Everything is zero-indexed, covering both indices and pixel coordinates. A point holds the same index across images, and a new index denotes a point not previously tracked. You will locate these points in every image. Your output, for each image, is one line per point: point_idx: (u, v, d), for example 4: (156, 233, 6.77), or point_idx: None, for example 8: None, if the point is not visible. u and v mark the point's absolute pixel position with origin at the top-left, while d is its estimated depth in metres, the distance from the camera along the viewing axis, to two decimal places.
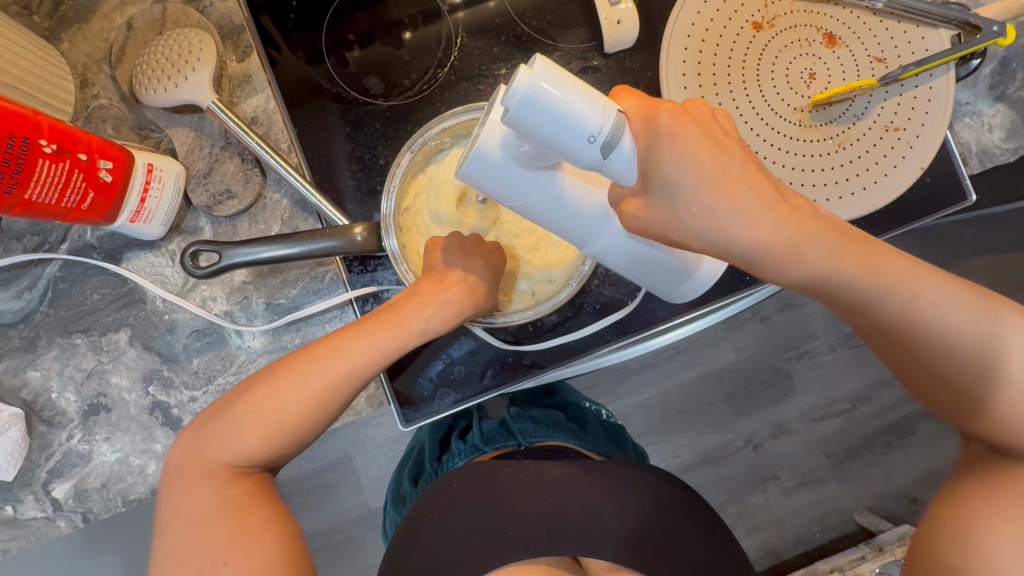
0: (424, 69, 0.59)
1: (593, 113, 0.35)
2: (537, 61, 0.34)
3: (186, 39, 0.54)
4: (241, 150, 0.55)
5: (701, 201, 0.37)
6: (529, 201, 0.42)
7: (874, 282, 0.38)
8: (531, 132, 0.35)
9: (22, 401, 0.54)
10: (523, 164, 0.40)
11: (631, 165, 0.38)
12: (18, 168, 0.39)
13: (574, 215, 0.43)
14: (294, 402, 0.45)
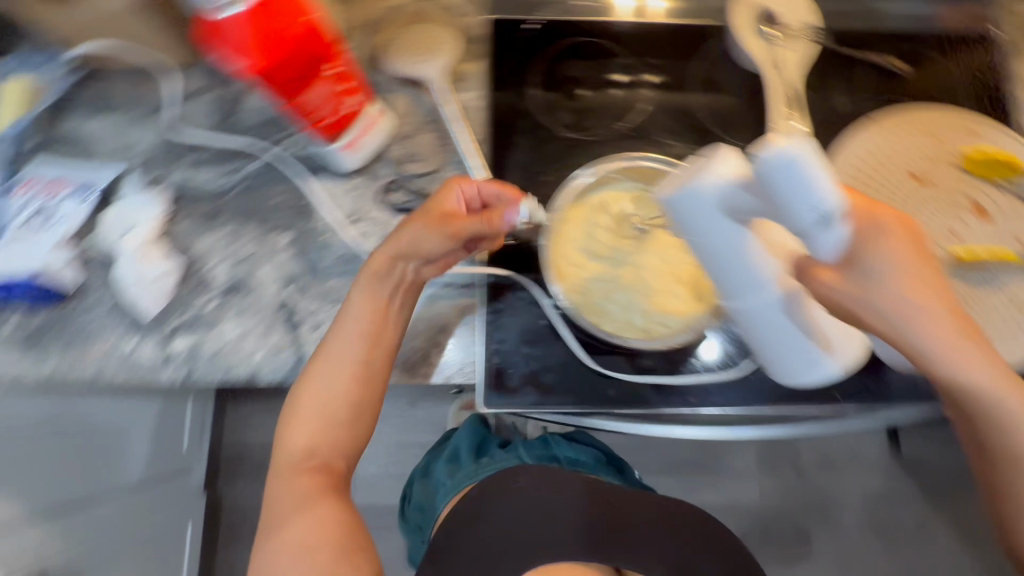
0: (608, 119, 0.68)
1: (827, 193, 0.35)
2: (800, 138, 0.34)
3: (437, 35, 0.66)
4: (441, 128, 0.65)
5: (895, 292, 0.43)
6: (710, 244, 0.44)
7: (1011, 396, 0.45)
8: (773, 190, 0.35)
9: (184, 258, 0.61)
10: (729, 213, 0.41)
11: (833, 247, 0.38)
12: (310, 77, 0.49)
13: (747, 272, 0.45)
14: (332, 389, 0.54)
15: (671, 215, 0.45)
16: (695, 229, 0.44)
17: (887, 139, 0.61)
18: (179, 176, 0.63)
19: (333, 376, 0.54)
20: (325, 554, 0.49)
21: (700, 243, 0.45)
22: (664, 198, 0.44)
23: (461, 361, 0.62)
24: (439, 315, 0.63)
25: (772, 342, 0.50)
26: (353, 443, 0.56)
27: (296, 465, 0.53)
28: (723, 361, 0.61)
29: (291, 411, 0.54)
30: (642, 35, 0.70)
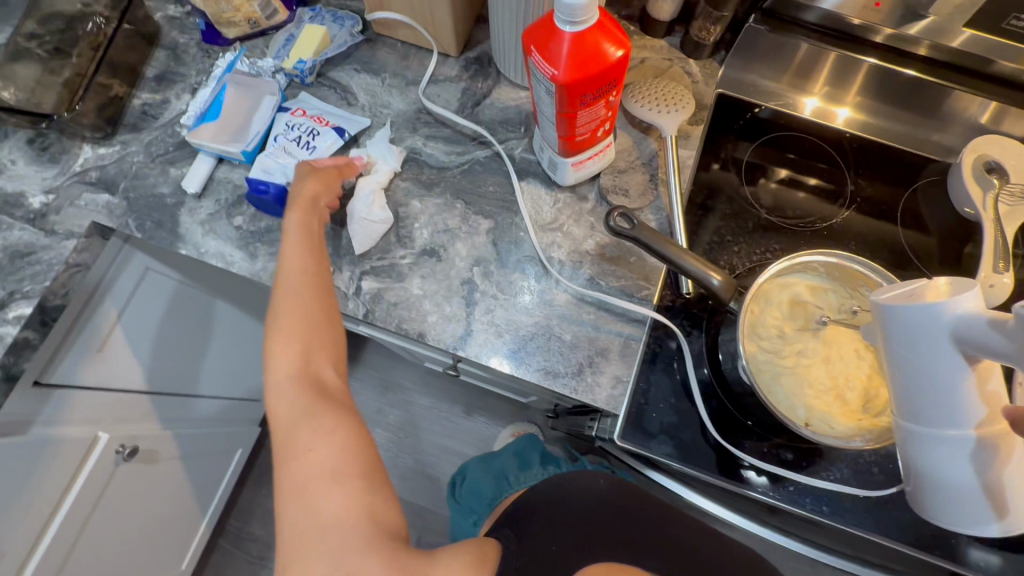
0: (806, 214, 0.71)
1: None
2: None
3: (679, 92, 0.70)
4: (654, 174, 0.69)
5: None
6: (921, 366, 0.43)
7: None
8: None
9: (396, 213, 0.68)
10: (958, 343, 0.41)
11: None
12: (595, 99, 0.54)
13: (948, 410, 0.43)
14: (296, 271, 0.60)
15: (886, 321, 0.44)
16: (912, 343, 0.43)
17: None
18: (413, 143, 0.71)
19: (286, 315, 0.58)
20: (356, 482, 0.53)
21: (909, 358, 0.43)
22: (884, 305, 0.44)
23: (612, 392, 0.62)
24: (601, 339, 0.64)
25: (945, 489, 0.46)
26: (334, 356, 0.60)
27: (294, 346, 0.58)
28: (862, 483, 0.61)
29: (274, 343, 0.58)
30: (860, 151, 0.74)
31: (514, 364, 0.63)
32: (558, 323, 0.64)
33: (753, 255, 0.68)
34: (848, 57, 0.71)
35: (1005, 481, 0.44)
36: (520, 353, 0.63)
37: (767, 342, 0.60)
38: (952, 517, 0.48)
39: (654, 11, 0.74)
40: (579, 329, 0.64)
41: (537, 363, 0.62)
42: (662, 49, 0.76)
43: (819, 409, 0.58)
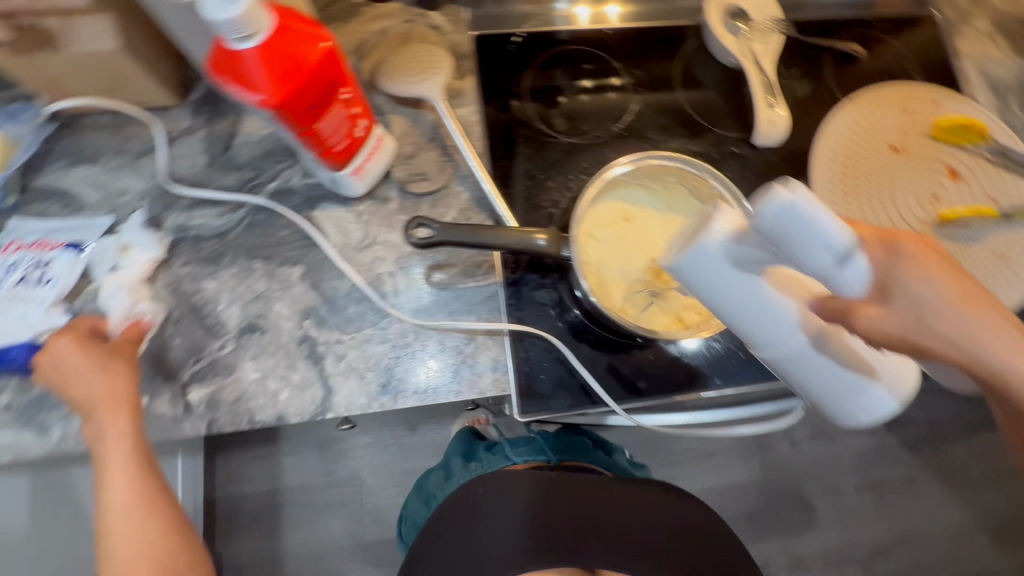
0: (601, 121, 0.71)
1: (840, 228, 0.31)
2: (796, 182, 0.31)
3: (431, 54, 0.66)
4: (443, 146, 0.65)
5: (952, 318, 0.38)
6: (726, 298, 0.40)
7: None
8: (777, 238, 0.32)
9: (192, 304, 0.59)
10: (737, 265, 0.38)
11: (858, 279, 0.35)
12: (326, 104, 0.47)
13: (772, 319, 0.41)
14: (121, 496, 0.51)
15: (679, 279, 0.41)
16: (705, 285, 0.40)
17: (862, 117, 0.66)
18: (176, 220, 0.61)
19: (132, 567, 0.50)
20: None
21: (714, 297, 0.41)
22: (665, 263, 0.40)
23: (493, 373, 0.60)
24: (465, 333, 0.61)
25: (815, 384, 0.44)
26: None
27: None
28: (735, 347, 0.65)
29: None
30: (624, 42, 0.74)
31: (389, 398, 0.58)
32: (415, 336, 0.60)
33: (569, 184, 0.67)
34: None
35: (858, 349, 0.42)
36: (391, 384, 0.59)
37: (612, 270, 0.62)
38: (848, 409, 0.45)
39: None
40: (440, 333, 0.61)
41: (411, 386, 0.59)
42: (399, 12, 0.70)
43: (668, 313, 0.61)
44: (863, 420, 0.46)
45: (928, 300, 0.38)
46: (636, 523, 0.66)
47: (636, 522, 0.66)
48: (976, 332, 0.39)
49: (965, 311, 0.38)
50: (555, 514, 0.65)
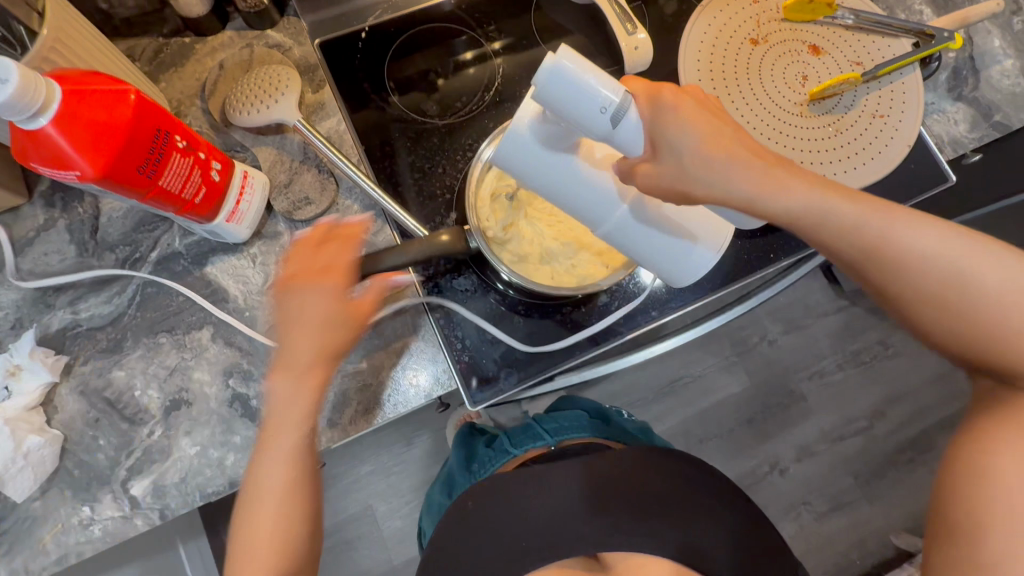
0: (473, 93, 0.69)
1: (605, 85, 0.40)
2: (562, 47, 0.40)
3: (276, 74, 0.62)
4: (318, 163, 0.63)
5: (704, 156, 0.44)
6: (546, 180, 0.46)
7: (851, 206, 0.45)
8: (560, 100, 0.40)
9: (107, 400, 0.56)
10: (544, 144, 0.44)
11: (638, 134, 0.43)
12: (159, 157, 0.45)
13: (584, 194, 0.46)
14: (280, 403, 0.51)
15: (502, 168, 0.47)
16: (526, 172, 0.46)
17: (717, 18, 0.65)
18: (63, 319, 0.57)
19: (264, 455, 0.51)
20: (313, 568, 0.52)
21: (532, 184, 0.47)
22: (492, 158, 0.47)
23: (434, 375, 0.61)
24: (395, 342, 0.60)
25: (647, 252, 0.50)
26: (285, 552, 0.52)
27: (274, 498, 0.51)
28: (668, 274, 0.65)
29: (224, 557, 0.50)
30: (473, 5, 0.71)
31: (339, 429, 0.58)
32: (347, 360, 0.59)
33: (457, 167, 0.67)
34: None
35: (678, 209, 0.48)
36: (337, 415, 0.58)
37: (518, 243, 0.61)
38: (680, 267, 0.51)
39: (187, 12, 0.63)
40: (370, 351, 0.60)
41: (358, 410, 0.59)
42: (233, 40, 0.67)
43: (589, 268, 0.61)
44: (693, 275, 0.52)
45: (687, 148, 0.43)
46: (648, 495, 0.58)
47: (647, 492, 0.58)
48: (792, 201, 0.44)
49: (721, 153, 0.44)
50: (555, 502, 0.58)
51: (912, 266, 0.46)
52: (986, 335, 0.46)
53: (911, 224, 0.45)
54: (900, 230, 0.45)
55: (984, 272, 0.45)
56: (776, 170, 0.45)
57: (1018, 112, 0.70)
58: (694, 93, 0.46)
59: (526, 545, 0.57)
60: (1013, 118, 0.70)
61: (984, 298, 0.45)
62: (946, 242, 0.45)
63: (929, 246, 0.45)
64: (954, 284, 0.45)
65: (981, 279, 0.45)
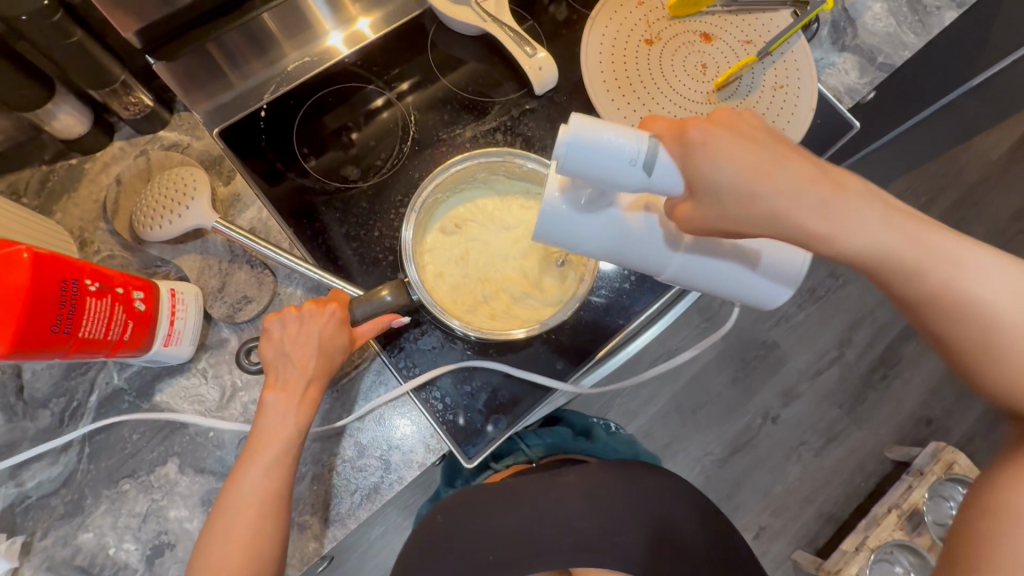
0: (391, 148, 0.67)
1: (629, 140, 0.39)
2: (573, 116, 0.40)
3: (181, 178, 0.59)
4: (248, 258, 0.60)
5: (747, 192, 0.40)
6: (596, 241, 0.47)
7: (912, 247, 0.42)
8: (582, 169, 0.41)
9: (80, 568, 0.52)
10: (581, 210, 0.45)
11: (674, 176, 0.41)
12: (73, 309, 0.42)
13: (633, 244, 0.47)
14: (255, 488, 0.49)
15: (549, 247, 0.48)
16: (570, 240, 0.47)
17: (609, 26, 0.67)
18: (8, 495, 0.52)
19: (221, 542, 0.48)
20: None
21: (586, 248, 0.48)
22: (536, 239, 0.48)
23: (424, 444, 0.59)
24: (376, 419, 0.59)
25: (714, 283, 0.48)
26: None
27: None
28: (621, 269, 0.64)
29: None
30: (369, 58, 0.69)
31: (340, 526, 0.56)
32: (329, 451, 0.58)
33: (394, 226, 0.65)
34: (249, 28, 0.66)
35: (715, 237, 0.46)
36: (332, 512, 0.56)
37: (472, 293, 0.61)
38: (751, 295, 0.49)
39: (66, 134, 0.59)
40: (351, 436, 0.58)
41: (354, 501, 0.57)
42: (125, 150, 0.63)
43: (539, 309, 0.61)
44: (780, 294, 0.49)
45: (727, 187, 0.40)
46: (612, 510, 0.58)
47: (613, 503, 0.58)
48: (777, 206, 0.40)
49: (763, 184, 0.40)
50: (523, 517, 0.58)
51: (957, 306, 0.43)
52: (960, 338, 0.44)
53: (902, 236, 0.42)
54: (889, 240, 0.41)
55: (970, 283, 0.43)
56: (771, 163, 0.40)
57: (897, 51, 0.75)
58: (724, 118, 0.41)
59: (493, 559, 0.57)
60: (894, 56, 0.75)
61: (970, 312, 0.43)
62: (934, 251, 0.42)
63: (920, 259, 0.42)
64: (942, 294, 0.43)
65: (964, 288, 0.43)
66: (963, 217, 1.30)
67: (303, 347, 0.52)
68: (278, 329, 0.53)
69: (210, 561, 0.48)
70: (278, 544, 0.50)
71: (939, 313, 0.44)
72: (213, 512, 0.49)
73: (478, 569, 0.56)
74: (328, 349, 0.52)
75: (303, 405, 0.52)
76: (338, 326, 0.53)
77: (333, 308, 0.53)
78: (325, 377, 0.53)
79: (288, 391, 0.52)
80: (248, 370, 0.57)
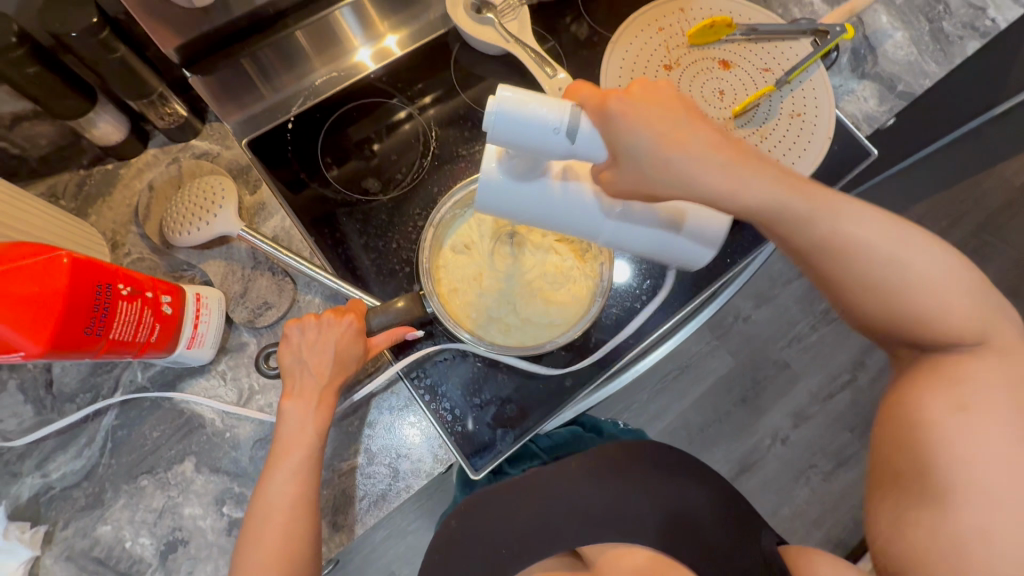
0: (411, 161, 0.69)
1: (551, 111, 0.42)
2: (501, 89, 0.42)
3: (210, 186, 0.61)
4: (270, 265, 0.62)
5: (663, 158, 0.41)
6: (534, 207, 0.50)
7: (806, 203, 0.43)
8: (512, 140, 0.43)
9: (97, 559, 0.53)
10: (518, 176, 0.48)
11: (596, 144, 0.43)
12: (106, 311, 0.44)
13: (566, 210, 0.50)
14: (283, 495, 0.50)
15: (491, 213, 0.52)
16: (509, 208, 0.51)
17: (629, 50, 0.68)
18: (33, 485, 0.54)
19: (254, 547, 0.49)
20: None
21: (525, 215, 0.52)
22: (480, 206, 0.52)
23: (433, 453, 0.60)
24: (385, 427, 0.60)
25: (642, 245, 0.52)
26: None
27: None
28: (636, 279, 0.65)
29: None
30: (393, 74, 0.72)
31: (350, 531, 0.58)
32: (341, 457, 0.59)
33: (411, 238, 0.67)
34: (281, 45, 0.69)
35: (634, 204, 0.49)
36: (340, 518, 0.58)
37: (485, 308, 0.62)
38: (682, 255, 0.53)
39: (104, 140, 0.62)
40: (362, 443, 0.60)
41: (362, 507, 0.58)
42: (158, 157, 0.66)
43: (550, 326, 0.62)
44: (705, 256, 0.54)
45: (642, 156, 0.41)
46: (620, 492, 0.56)
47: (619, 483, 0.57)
48: (690, 169, 0.41)
49: (678, 150, 0.41)
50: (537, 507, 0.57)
51: (848, 257, 0.45)
52: (865, 284, 0.45)
53: (796, 191, 0.43)
54: (786, 196, 0.43)
55: (858, 231, 0.44)
56: (685, 131, 0.41)
57: (917, 79, 0.75)
58: (644, 90, 0.42)
59: (507, 551, 0.55)
60: (914, 85, 0.75)
61: (860, 261, 0.45)
62: (825, 201, 0.44)
63: (814, 212, 0.44)
64: (835, 245, 0.45)
65: (858, 237, 0.44)
66: (985, 243, 1.28)
67: (320, 354, 0.54)
68: (297, 336, 0.54)
69: (244, 567, 0.48)
70: (310, 547, 0.50)
71: (828, 261, 0.46)
72: (245, 518, 0.50)
73: (495, 563, 0.55)
74: (344, 357, 0.54)
75: (319, 411, 0.53)
76: (355, 335, 0.54)
77: (351, 318, 0.54)
78: (339, 384, 0.54)
79: (305, 398, 0.53)
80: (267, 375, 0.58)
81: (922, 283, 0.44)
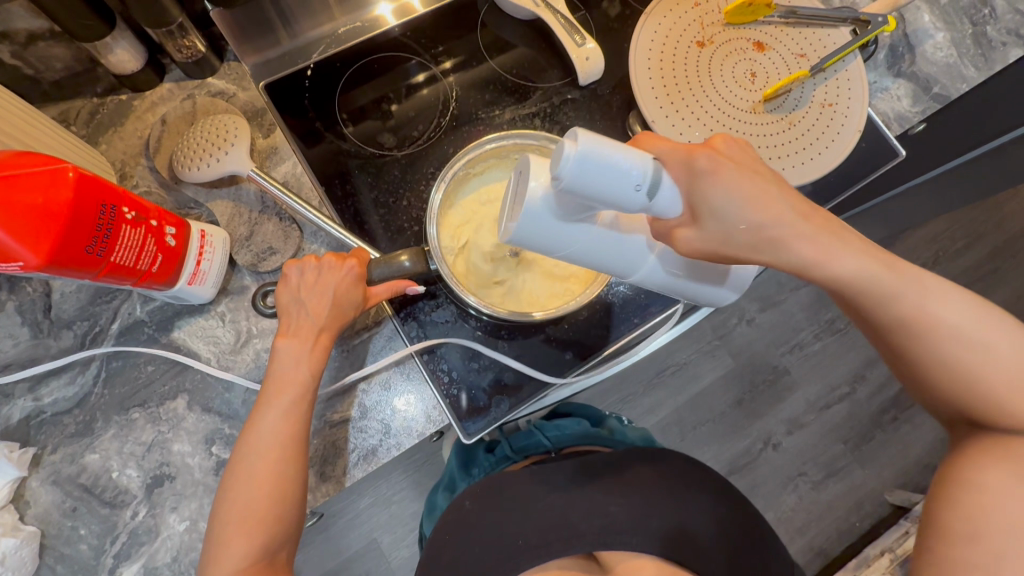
0: (429, 120, 0.68)
1: (636, 164, 0.37)
2: (581, 131, 0.36)
3: (222, 124, 0.60)
4: (278, 211, 0.61)
5: (748, 217, 0.41)
6: (572, 246, 0.45)
7: (893, 277, 0.43)
8: (586, 191, 0.38)
9: (82, 486, 0.53)
10: (561, 215, 0.42)
11: (674, 201, 0.40)
12: (109, 233, 0.43)
13: (610, 254, 0.46)
14: (274, 432, 0.49)
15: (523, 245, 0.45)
16: (559, 238, 0.44)
17: (662, 23, 0.66)
18: (24, 408, 0.54)
19: (242, 481, 0.48)
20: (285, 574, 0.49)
21: (564, 250, 0.45)
22: (508, 237, 0.45)
23: (425, 413, 0.59)
24: (380, 384, 0.59)
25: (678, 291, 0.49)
26: (271, 540, 0.48)
27: (250, 524, 0.47)
28: None
29: (217, 542, 0.47)
30: (420, 30, 0.70)
31: (336, 483, 0.57)
32: (333, 408, 0.58)
33: (422, 198, 0.66)
34: None
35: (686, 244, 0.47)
36: (329, 468, 0.57)
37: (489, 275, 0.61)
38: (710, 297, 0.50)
39: (119, 69, 0.61)
40: (356, 397, 0.59)
41: (350, 460, 0.57)
42: (173, 92, 0.65)
43: (551, 298, 0.61)
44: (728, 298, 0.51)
45: (730, 213, 0.40)
46: (648, 498, 0.56)
47: (647, 490, 0.56)
48: (774, 231, 0.41)
49: (764, 209, 0.41)
50: (550, 504, 0.56)
51: (933, 332, 0.43)
52: (936, 374, 0.45)
53: (883, 268, 0.43)
54: (944, 312, 0.43)
55: (943, 311, 0.43)
56: (773, 198, 0.41)
57: (954, 83, 0.72)
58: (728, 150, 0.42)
59: (523, 543, 0.54)
60: (950, 89, 0.72)
61: (944, 337, 0.43)
62: (912, 279, 0.43)
63: (898, 285, 0.43)
64: (919, 321, 0.43)
65: (1004, 358, 0.43)
66: (998, 268, 1.26)
67: (318, 297, 0.53)
68: (297, 276, 0.53)
69: (233, 500, 0.48)
70: (298, 488, 0.50)
71: (910, 338, 0.44)
72: (235, 448, 0.50)
73: (507, 552, 0.54)
74: (343, 302, 0.53)
75: (315, 351, 0.52)
76: (354, 281, 0.54)
77: (352, 263, 0.53)
78: (337, 329, 0.54)
79: (301, 337, 0.52)
80: (263, 315, 0.58)
81: (1006, 375, 0.43)
